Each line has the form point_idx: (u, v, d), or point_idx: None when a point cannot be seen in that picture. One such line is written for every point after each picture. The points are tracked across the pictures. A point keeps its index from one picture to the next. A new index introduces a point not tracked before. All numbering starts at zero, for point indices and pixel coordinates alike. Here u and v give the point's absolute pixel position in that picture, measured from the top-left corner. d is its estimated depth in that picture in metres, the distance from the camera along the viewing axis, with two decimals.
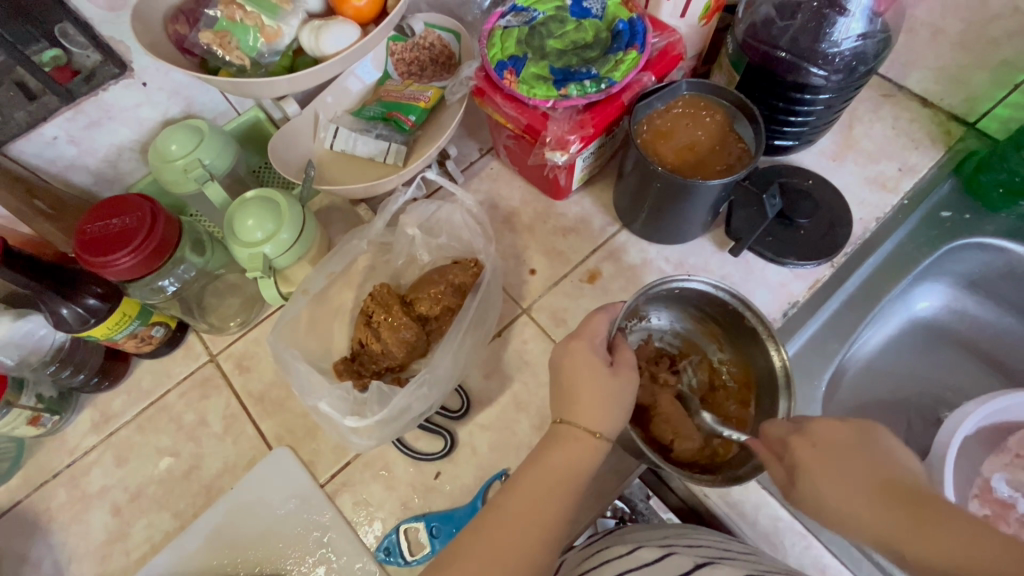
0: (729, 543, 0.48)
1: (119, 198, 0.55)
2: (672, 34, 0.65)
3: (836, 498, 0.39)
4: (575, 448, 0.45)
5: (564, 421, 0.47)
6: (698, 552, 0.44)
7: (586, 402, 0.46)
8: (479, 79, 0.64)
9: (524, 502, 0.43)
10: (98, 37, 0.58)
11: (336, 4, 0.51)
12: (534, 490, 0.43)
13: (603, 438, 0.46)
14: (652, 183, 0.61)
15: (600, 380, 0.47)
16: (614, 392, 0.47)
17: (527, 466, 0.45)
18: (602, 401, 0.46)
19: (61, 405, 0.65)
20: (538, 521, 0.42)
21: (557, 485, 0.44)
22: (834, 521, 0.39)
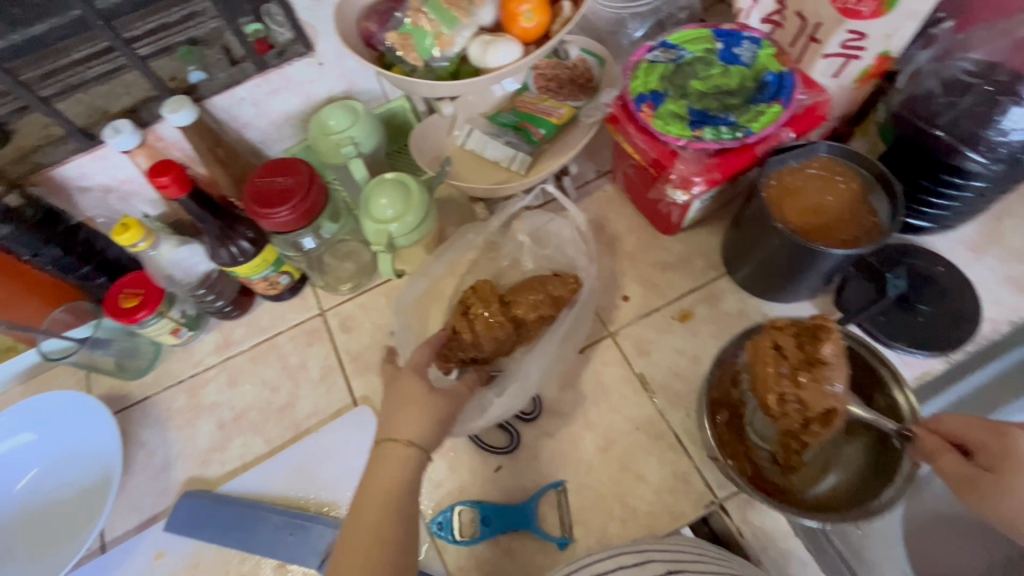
0: (701, 547, 0.52)
1: (283, 162, 0.63)
2: (821, 93, 0.64)
3: None
4: (394, 464, 0.50)
5: (386, 438, 0.52)
6: (671, 558, 0.49)
7: (401, 415, 0.52)
8: (616, 107, 0.66)
9: (374, 517, 0.48)
10: (296, 20, 0.67)
11: (506, 23, 0.56)
12: (386, 497, 0.49)
13: (411, 447, 0.51)
14: (768, 238, 0.61)
15: (416, 392, 0.53)
16: (426, 407, 0.52)
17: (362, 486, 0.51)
18: (418, 418, 0.52)
19: (196, 323, 0.75)
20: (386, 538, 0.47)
21: (395, 500, 0.49)
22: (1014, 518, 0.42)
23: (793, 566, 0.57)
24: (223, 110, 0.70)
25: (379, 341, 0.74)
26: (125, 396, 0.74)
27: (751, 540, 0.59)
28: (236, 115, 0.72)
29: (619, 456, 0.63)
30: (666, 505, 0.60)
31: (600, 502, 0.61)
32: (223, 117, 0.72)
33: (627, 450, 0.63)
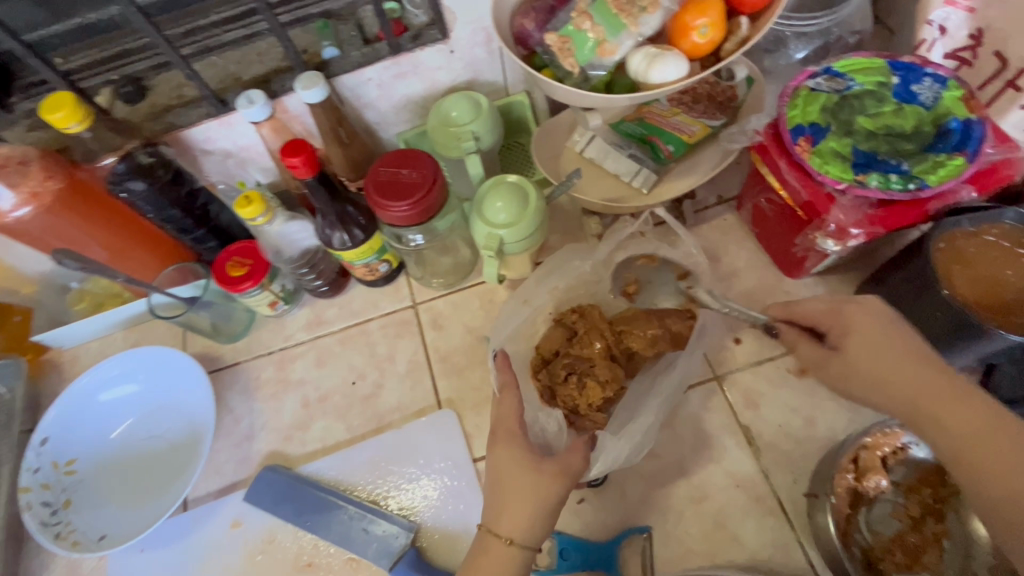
0: None
1: (409, 153, 0.61)
2: (1014, 150, 0.55)
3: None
4: (495, 562, 0.48)
5: (487, 530, 0.50)
6: None
7: (509, 512, 0.49)
8: (766, 136, 0.61)
9: None
10: (438, 6, 0.64)
11: (675, 35, 0.51)
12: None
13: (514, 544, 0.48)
14: (925, 309, 0.54)
15: (525, 476, 0.50)
16: (535, 494, 0.49)
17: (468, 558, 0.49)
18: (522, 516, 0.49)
19: (292, 298, 0.75)
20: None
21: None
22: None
23: None
24: (350, 88, 0.69)
25: (469, 344, 0.71)
26: (218, 359, 0.75)
27: None
28: (360, 94, 0.71)
29: (714, 511, 0.59)
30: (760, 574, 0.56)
31: (687, 557, 0.58)
32: (348, 95, 0.70)
33: (723, 507, 0.59)
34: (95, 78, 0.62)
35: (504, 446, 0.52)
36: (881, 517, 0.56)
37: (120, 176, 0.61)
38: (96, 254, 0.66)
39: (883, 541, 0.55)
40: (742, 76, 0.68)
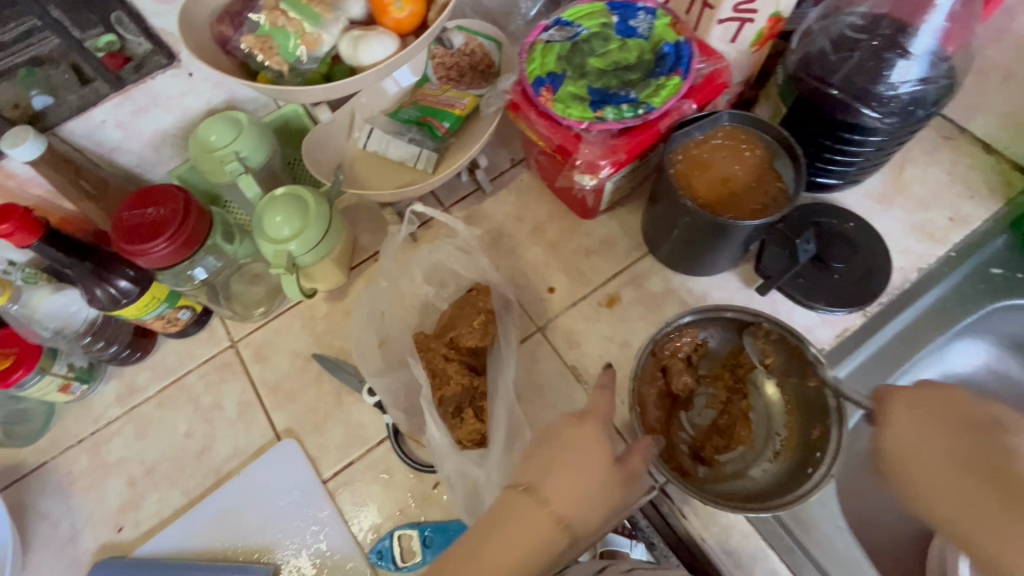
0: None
1: (153, 189, 0.57)
2: (720, 61, 0.63)
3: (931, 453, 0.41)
4: (539, 523, 0.45)
5: None
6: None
7: None
8: (515, 94, 0.63)
9: None
10: (150, 29, 0.59)
11: (377, 14, 0.51)
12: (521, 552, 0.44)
13: None
14: (681, 217, 0.60)
15: None
16: None
17: (490, 529, 0.46)
18: (580, 483, 0.47)
19: (90, 375, 0.68)
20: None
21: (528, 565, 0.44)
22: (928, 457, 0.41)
23: (734, 539, 0.56)
24: (83, 136, 0.63)
25: (298, 368, 0.68)
26: (19, 466, 0.66)
27: (695, 521, 0.57)
28: (100, 139, 0.65)
29: None
30: None
31: None
32: (84, 143, 0.64)
33: None
34: None
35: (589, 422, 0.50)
36: (697, 411, 0.62)
37: None
38: None
39: (700, 431, 0.61)
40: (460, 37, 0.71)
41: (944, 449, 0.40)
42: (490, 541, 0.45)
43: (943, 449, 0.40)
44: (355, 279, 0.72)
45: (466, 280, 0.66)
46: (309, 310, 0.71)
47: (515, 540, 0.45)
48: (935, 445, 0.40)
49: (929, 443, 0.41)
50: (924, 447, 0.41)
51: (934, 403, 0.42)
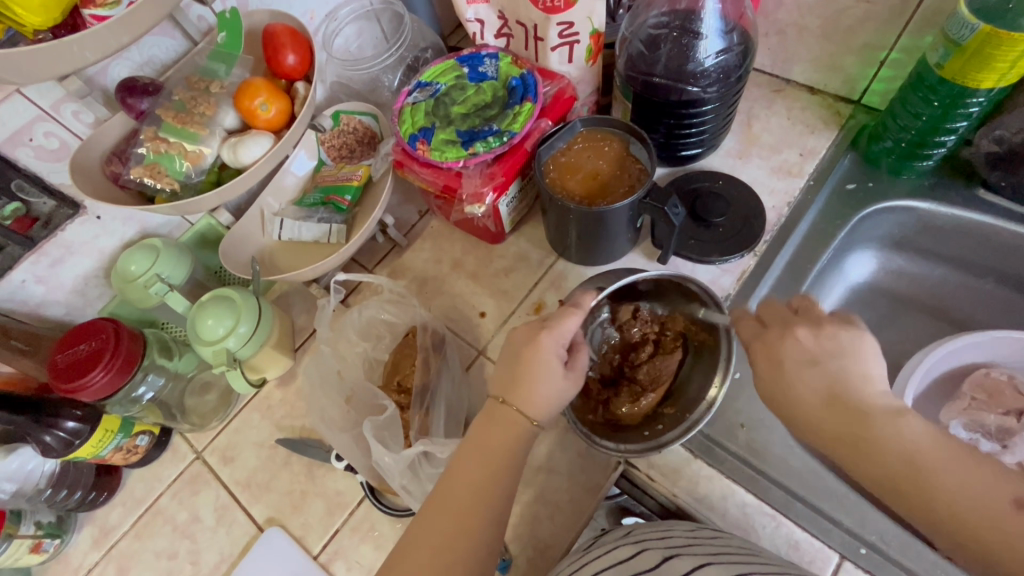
0: (698, 531, 0.52)
1: (84, 326, 0.61)
2: (561, 80, 0.73)
3: (798, 409, 0.45)
4: (506, 430, 0.50)
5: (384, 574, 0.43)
6: (666, 544, 0.49)
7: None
8: (397, 153, 0.71)
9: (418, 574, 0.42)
10: (49, 186, 0.65)
11: (248, 119, 0.58)
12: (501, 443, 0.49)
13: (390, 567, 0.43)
14: (568, 216, 0.66)
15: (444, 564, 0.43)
16: None
17: (469, 443, 0.50)
18: (539, 391, 0.51)
19: (61, 527, 0.68)
20: (485, 490, 0.47)
21: (499, 460, 0.49)
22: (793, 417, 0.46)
23: (701, 486, 0.60)
24: (7, 299, 0.67)
25: (265, 457, 0.70)
26: None
27: (663, 481, 0.61)
28: (23, 299, 0.68)
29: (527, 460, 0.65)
30: (582, 485, 0.63)
31: (524, 510, 0.62)
32: (10, 306, 0.67)
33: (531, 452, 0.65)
34: None
35: (539, 338, 0.52)
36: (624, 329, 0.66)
37: None
38: None
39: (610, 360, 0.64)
40: (327, 125, 0.79)
41: (814, 382, 0.45)
42: (465, 452, 0.49)
43: (820, 396, 0.44)
44: (301, 359, 0.76)
45: (400, 327, 0.70)
46: (264, 400, 0.74)
47: (490, 441, 0.49)
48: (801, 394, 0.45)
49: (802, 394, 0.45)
50: (789, 382, 0.46)
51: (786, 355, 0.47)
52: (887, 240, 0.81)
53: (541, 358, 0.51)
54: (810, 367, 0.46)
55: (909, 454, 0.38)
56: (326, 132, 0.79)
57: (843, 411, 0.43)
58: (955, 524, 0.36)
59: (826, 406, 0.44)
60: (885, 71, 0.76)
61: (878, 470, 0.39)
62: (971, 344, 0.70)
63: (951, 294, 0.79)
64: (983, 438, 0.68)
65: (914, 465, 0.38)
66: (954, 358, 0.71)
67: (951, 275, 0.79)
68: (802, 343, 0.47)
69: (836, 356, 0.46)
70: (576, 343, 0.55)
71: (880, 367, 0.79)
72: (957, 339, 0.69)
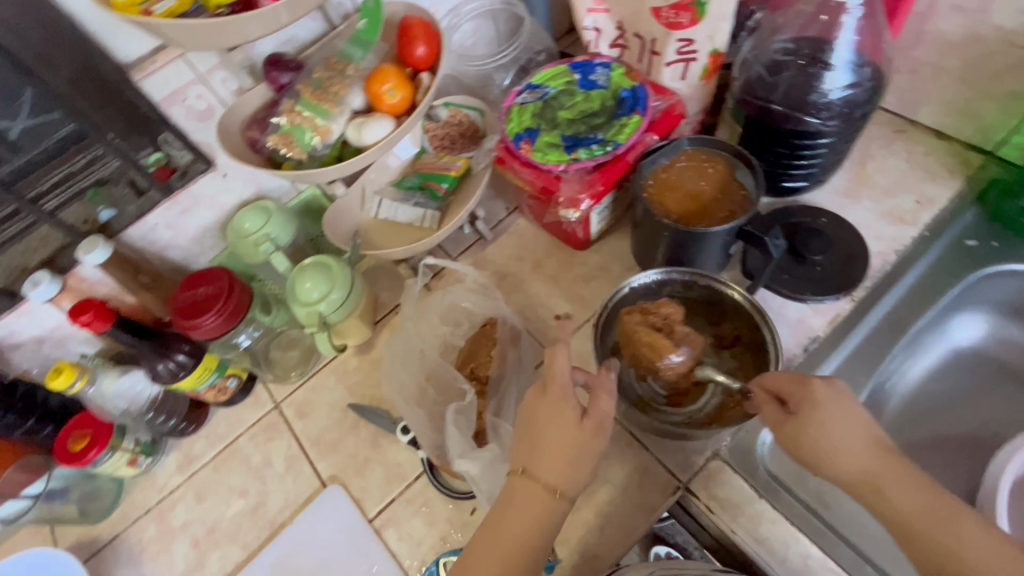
0: None
1: (204, 272, 0.67)
2: (672, 97, 0.73)
3: (834, 437, 0.48)
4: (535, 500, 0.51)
5: None
6: None
7: None
8: (500, 150, 0.73)
9: None
10: (191, 142, 0.72)
11: (374, 102, 0.62)
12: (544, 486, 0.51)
13: None
14: (661, 233, 0.66)
15: None
16: None
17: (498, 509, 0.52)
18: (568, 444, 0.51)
19: (154, 448, 0.76)
20: (529, 520, 0.50)
21: (547, 491, 0.51)
22: (825, 448, 0.48)
23: (763, 527, 0.58)
24: (140, 238, 0.75)
25: (336, 419, 0.75)
26: (95, 541, 0.73)
27: (722, 514, 0.60)
28: (153, 241, 0.76)
29: None
30: (637, 503, 0.62)
31: (576, 515, 0.63)
32: (141, 245, 0.75)
33: None
34: None
35: (553, 389, 0.53)
36: None
37: None
38: None
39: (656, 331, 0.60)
40: (445, 109, 0.82)
41: (847, 421, 0.48)
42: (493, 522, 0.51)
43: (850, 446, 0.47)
44: (379, 333, 0.80)
45: (479, 317, 0.73)
46: (341, 365, 0.78)
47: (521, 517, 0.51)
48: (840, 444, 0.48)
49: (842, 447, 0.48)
50: (839, 415, 0.48)
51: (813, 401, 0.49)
52: (1002, 306, 0.74)
53: (561, 406, 0.52)
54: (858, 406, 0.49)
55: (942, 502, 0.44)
56: (445, 117, 0.82)
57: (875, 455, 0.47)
58: (947, 552, 0.42)
59: (864, 442, 0.48)
60: None
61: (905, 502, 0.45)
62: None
63: None
64: None
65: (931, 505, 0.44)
66: None
67: None
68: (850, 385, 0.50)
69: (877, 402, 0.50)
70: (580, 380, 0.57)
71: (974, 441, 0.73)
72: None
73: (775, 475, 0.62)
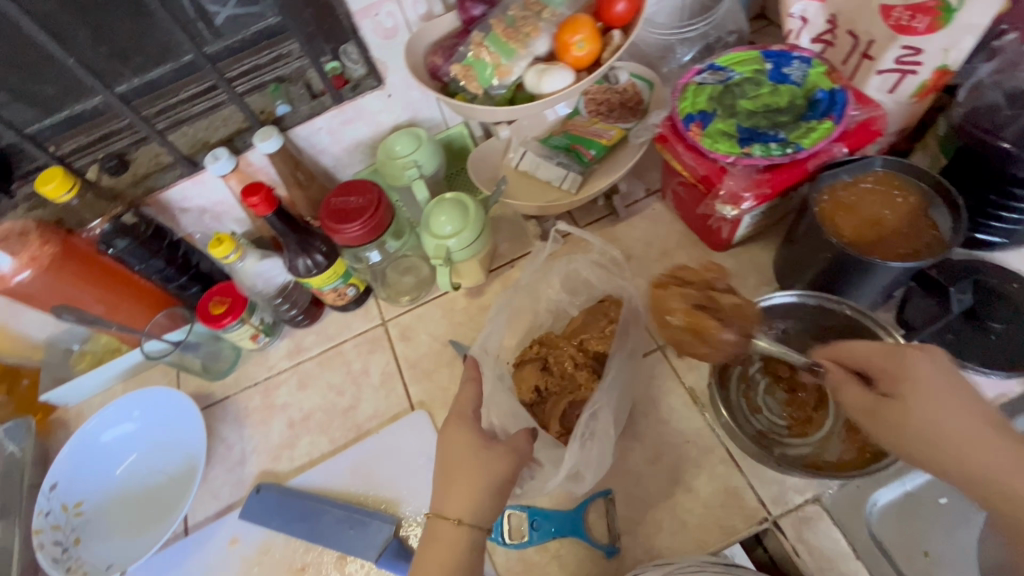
0: None
1: (356, 183, 0.71)
2: (875, 109, 0.64)
3: (952, 425, 0.41)
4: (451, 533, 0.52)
5: None
6: None
7: None
8: (665, 127, 0.69)
9: None
10: (370, 57, 0.74)
11: (559, 52, 0.60)
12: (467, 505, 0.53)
13: None
14: (824, 254, 0.60)
15: None
16: None
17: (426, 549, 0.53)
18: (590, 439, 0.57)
19: (273, 330, 0.83)
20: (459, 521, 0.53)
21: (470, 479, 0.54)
22: (929, 429, 0.42)
23: None
24: (304, 138, 0.79)
25: (435, 350, 0.78)
26: (209, 395, 0.81)
27: (809, 560, 0.56)
28: (313, 143, 0.81)
29: (669, 468, 0.63)
30: (717, 521, 0.60)
31: (649, 513, 0.61)
32: (303, 144, 0.80)
33: (676, 464, 0.63)
34: (86, 158, 0.73)
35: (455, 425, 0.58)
36: (767, 398, 0.63)
37: (108, 235, 0.70)
38: (95, 309, 0.74)
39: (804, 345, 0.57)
40: (626, 76, 0.79)
41: (953, 401, 0.42)
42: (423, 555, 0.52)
43: (975, 437, 0.40)
44: (491, 281, 0.81)
45: (597, 291, 0.71)
46: (450, 301, 0.81)
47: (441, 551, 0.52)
48: (950, 409, 0.42)
49: (943, 413, 0.42)
50: (952, 412, 0.42)
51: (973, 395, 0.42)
52: None
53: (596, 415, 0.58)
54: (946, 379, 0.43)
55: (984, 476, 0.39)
56: (620, 83, 0.79)
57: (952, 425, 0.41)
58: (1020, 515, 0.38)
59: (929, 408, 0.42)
60: None
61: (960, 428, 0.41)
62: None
63: None
64: None
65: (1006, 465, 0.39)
66: None
67: None
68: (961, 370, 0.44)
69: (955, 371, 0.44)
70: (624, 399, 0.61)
71: None
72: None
73: (879, 541, 0.57)
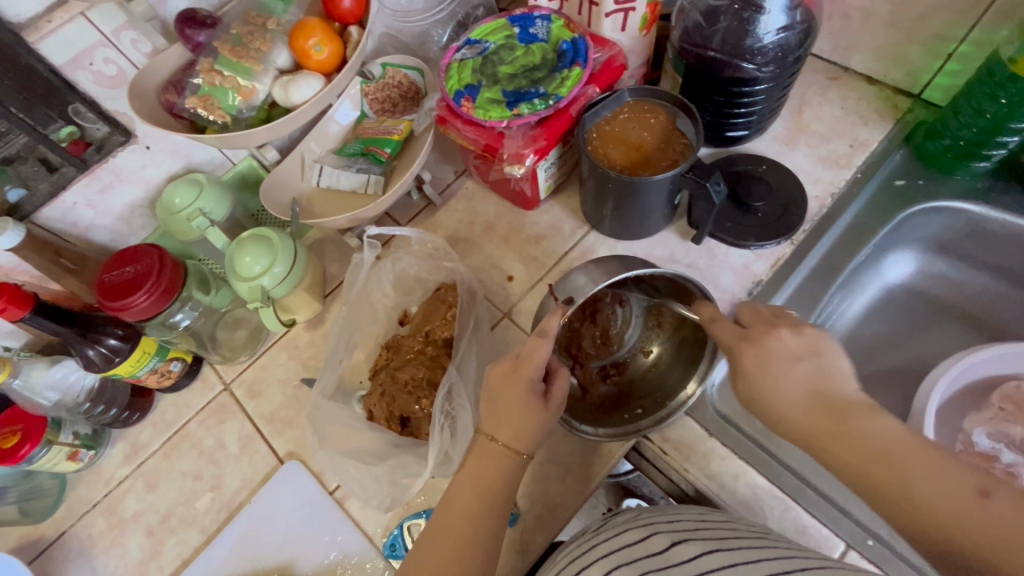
0: (710, 515, 0.49)
1: (132, 250, 0.65)
2: (613, 47, 0.71)
3: (775, 400, 0.45)
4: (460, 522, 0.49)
5: None
6: (676, 528, 0.46)
7: None
8: (440, 109, 0.70)
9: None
10: (105, 112, 0.67)
11: (302, 60, 0.61)
12: (471, 513, 0.49)
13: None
14: (606, 185, 0.65)
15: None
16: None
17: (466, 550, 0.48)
18: (524, 425, 0.51)
19: (96, 440, 0.72)
20: (478, 535, 0.48)
21: (492, 493, 0.50)
22: (773, 421, 0.45)
23: (714, 463, 0.60)
24: (59, 220, 0.69)
25: (290, 395, 0.73)
26: (39, 541, 0.69)
27: (675, 455, 0.62)
28: (74, 221, 0.71)
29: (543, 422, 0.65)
30: (594, 451, 0.63)
31: (536, 470, 0.64)
32: (60, 226, 0.70)
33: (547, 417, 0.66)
34: None
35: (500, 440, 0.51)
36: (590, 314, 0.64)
37: None
38: None
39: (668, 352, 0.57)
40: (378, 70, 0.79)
41: (790, 380, 0.45)
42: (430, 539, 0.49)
43: (794, 408, 0.43)
44: (330, 306, 0.78)
45: (431, 283, 0.72)
46: (293, 340, 0.76)
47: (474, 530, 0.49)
48: (815, 414, 0.42)
49: (809, 418, 0.42)
50: (770, 380, 0.45)
51: (797, 376, 0.44)
52: (930, 242, 0.78)
53: (524, 396, 0.51)
54: (792, 363, 0.45)
55: (879, 450, 0.37)
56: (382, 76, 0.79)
57: (798, 419, 0.43)
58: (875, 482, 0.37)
59: (801, 402, 0.43)
60: (951, 65, 0.72)
61: (857, 456, 0.38)
62: (1003, 355, 0.69)
63: (995, 305, 0.76)
64: (1005, 449, 0.68)
65: (920, 495, 0.35)
66: (989, 366, 0.69)
67: (994, 284, 0.76)
68: (785, 342, 0.47)
69: (819, 353, 0.45)
70: (552, 368, 0.54)
71: (908, 373, 0.77)
72: (989, 348, 0.68)
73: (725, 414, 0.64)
